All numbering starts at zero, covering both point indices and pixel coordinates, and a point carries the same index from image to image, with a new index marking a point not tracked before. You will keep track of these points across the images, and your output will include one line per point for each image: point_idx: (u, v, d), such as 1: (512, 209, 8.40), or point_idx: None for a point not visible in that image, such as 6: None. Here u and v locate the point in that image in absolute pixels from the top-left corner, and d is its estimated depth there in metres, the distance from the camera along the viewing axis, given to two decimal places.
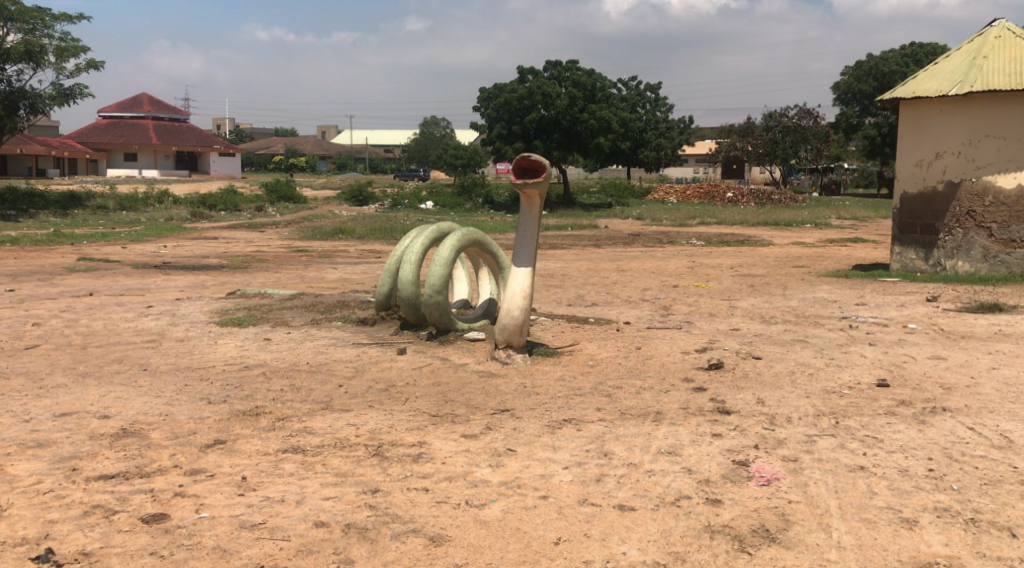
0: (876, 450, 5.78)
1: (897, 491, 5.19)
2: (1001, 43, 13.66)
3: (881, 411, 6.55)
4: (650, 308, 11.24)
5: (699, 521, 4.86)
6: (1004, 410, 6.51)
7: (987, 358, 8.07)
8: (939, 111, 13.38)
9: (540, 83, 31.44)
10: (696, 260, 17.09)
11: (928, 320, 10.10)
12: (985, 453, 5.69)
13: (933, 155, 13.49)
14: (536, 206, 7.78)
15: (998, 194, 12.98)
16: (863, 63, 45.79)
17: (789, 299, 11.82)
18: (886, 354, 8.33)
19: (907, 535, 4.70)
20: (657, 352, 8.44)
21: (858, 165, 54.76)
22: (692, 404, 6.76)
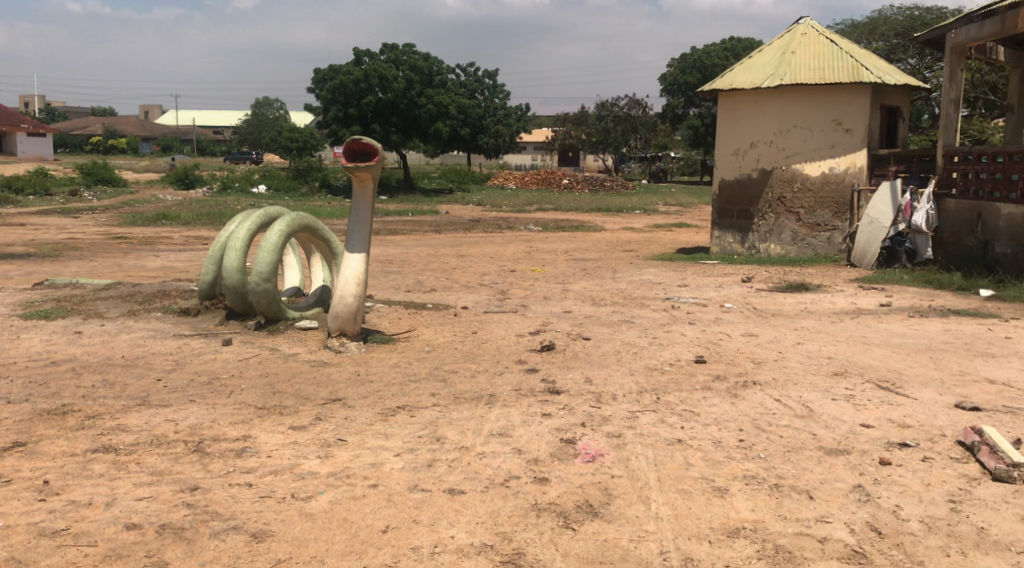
0: (693, 424, 6.06)
1: (711, 461, 5.46)
2: (807, 39, 14.56)
3: (699, 386, 6.88)
4: (487, 292, 11.35)
5: (526, 500, 4.95)
6: (807, 381, 6.98)
7: (793, 333, 8.63)
8: (753, 103, 14.20)
9: (376, 66, 31.00)
10: (532, 245, 17.37)
11: (744, 299, 10.67)
12: (789, 422, 6.07)
13: (748, 144, 14.36)
14: (369, 189, 7.66)
15: (805, 181, 13.84)
16: (688, 56, 47.88)
17: (619, 282, 12.19)
18: (704, 332, 8.74)
19: (719, 503, 4.94)
20: (492, 335, 8.53)
21: (684, 153, 57.16)
22: (524, 386, 6.87)
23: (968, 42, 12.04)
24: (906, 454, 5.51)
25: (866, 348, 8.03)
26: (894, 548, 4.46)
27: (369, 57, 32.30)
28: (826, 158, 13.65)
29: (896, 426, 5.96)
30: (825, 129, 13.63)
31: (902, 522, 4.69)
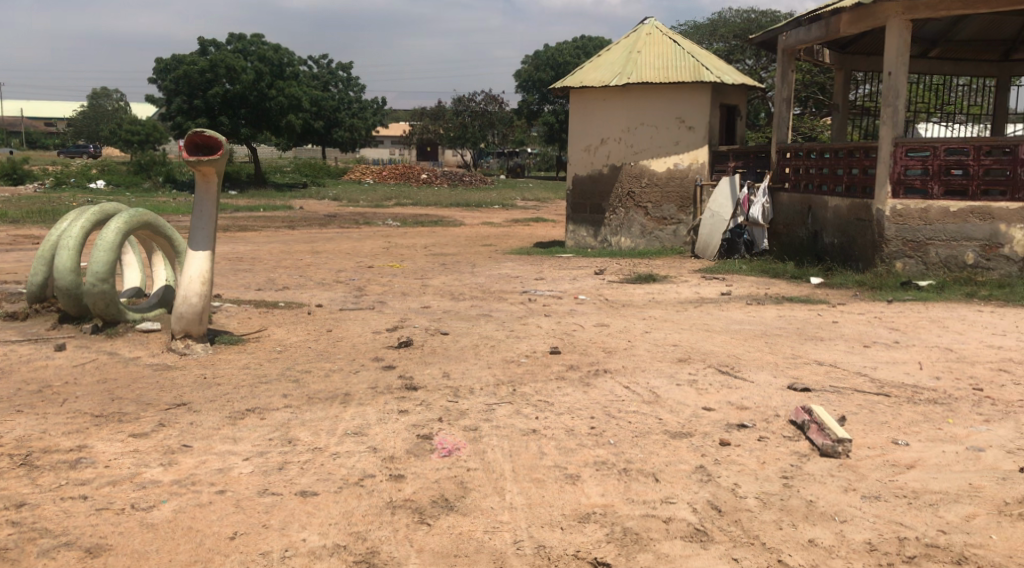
0: (547, 414, 6.17)
1: (564, 449, 5.58)
2: (652, 39, 15.05)
3: (553, 377, 7.02)
4: (343, 289, 11.20)
5: (381, 498, 4.93)
6: (655, 368, 7.24)
7: (643, 323, 8.93)
8: (603, 100, 14.56)
9: (223, 56, 29.94)
10: (390, 240, 17.25)
11: (596, 291, 10.94)
12: (638, 408, 6.28)
13: (598, 141, 14.73)
14: (213, 184, 7.41)
15: (652, 176, 14.32)
16: (542, 53, 48.67)
17: (476, 276, 12.27)
18: (559, 324, 8.91)
19: (571, 490, 5.06)
20: (347, 333, 8.43)
21: (539, 149, 58.03)
22: (379, 383, 6.83)
23: (798, 45, 12.75)
24: (743, 434, 5.80)
25: (709, 335, 8.39)
26: (732, 524, 4.67)
27: (215, 47, 31.23)
28: (671, 154, 14.16)
29: (735, 408, 6.27)
30: (670, 126, 14.14)
31: (740, 499, 4.93)
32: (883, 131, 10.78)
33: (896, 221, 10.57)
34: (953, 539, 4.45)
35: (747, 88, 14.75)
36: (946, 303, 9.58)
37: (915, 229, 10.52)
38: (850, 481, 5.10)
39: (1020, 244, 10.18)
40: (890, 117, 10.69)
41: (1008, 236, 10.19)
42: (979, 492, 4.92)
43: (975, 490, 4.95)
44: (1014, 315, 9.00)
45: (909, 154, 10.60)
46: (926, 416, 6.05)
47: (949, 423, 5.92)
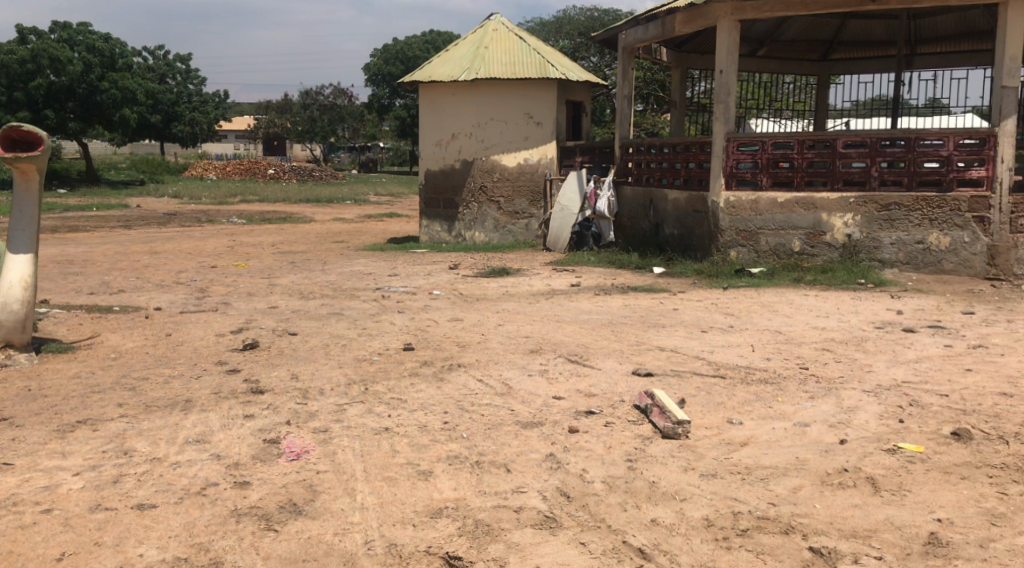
0: (399, 411, 6.17)
1: (416, 446, 5.60)
2: (498, 35, 15.22)
3: (405, 373, 7.02)
4: (184, 291, 10.79)
5: (225, 507, 4.81)
6: (507, 360, 7.35)
7: (495, 316, 9.04)
8: (452, 95, 14.63)
9: (46, 45, 28.27)
10: (235, 239, 16.74)
11: (449, 286, 10.97)
12: (490, 401, 6.36)
13: (449, 136, 14.78)
14: (33, 182, 6.98)
15: (503, 171, 14.51)
16: (391, 47, 48.35)
17: (326, 274, 12.08)
18: (412, 320, 8.90)
19: (423, 486, 5.08)
20: (189, 337, 8.14)
21: (391, 144, 57.56)
22: (224, 388, 6.64)
23: (637, 43, 13.19)
24: (591, 421, 5.98)
25: (559, 326, 8.57)
26: (580, 510, 4.80)
27: (36, 35, 29.43)
28: (521, 149, 14.40)
29: (582, 396, 6.45)
30: (519, 122, 14.37)
31: (588, 485, 5.07)
32: (717, 127, 11.41)
33: (729, 212, 11.17)
34: (782, 511, 4.73)
35: (590, 84, 15.14)
36: (777, 288, 10.14)
37: (746, 219, 11.12)
38: (689, 460, 5.35)
39: (839, 232, 10.74)
40: (722, 113, 11.31)
41: (829, 224, 10.76)
42: (804, 465, 5.26)
43: (802, 463, 5.29)
44: (837, 297, 9.63)
45: (741, 148, 11.28)
46: (758, 395, 6.41)
47: (779, 401, 6.29)
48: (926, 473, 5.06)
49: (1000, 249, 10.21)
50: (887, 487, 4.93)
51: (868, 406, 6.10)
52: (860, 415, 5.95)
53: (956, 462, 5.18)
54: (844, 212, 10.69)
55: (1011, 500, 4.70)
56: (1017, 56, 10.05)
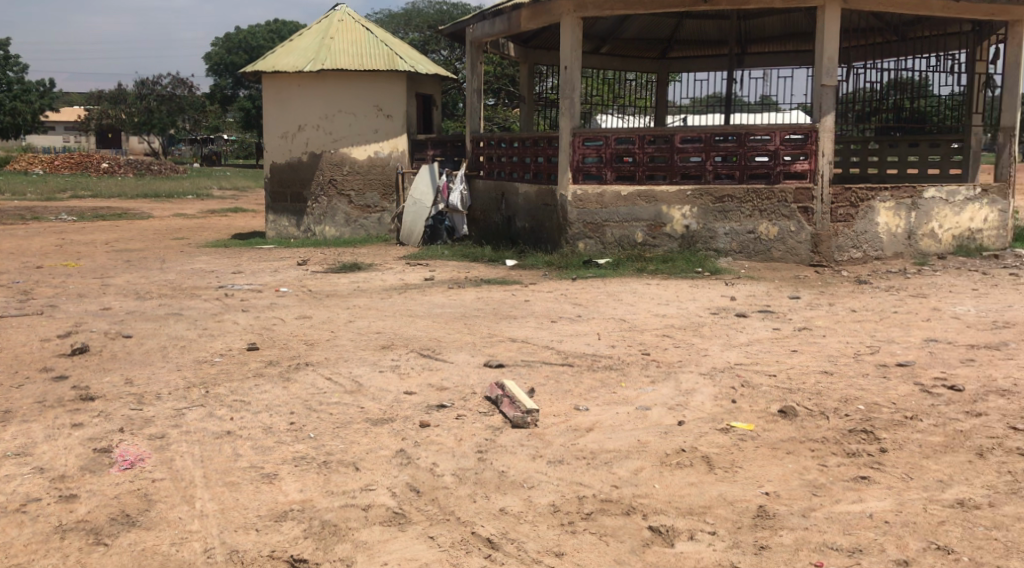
0: (242, 413, 6.01)
1: (260, 448, 5.47)
2: (343, 25, 15.00)
3: (249, 374, 6.84)
4: (6, 294, 10.13)
5: (49, 523, 4.57)
6: (356, 357, 7.28)
7: (344, 313, 8.93)
8: (298, 86, 14.31)
9: None
10: (64, 237, 15.84)
11: (298, 283, 10.75)
12: (338, 399, 6.29)
13: (296, 128, 14.45)
14: None
15: (353, 164, 14.33)
16: (233, 36, 46.88)
17: (165, 273, 11.62)
18: (257, 319, 8.68)
19: (267, 489, 4.97)
20: (11, 343, 7.65)
21: (236, 137, 55.80)
22: (50, 396, 6.29)
23: (484, 37, 13.26)
24: (441, 414, 6.01)
25: (410, 320, 8.56)
26: (428, 504, 4.82)
27: None
28: (370, 142, 14.27)
29: (433, 390, 6.47)
30: (367, 114, 14.22)
31: (436, 479, 5.09)
32: (563, 122, 11.63)
33: (576, 205, 11.44)
34: (624, 493, 4.90)
35: (439, 78, 15.14)
36: (622, 278, 10.46)
37: (593, 212, 11.41)
38: (537, 448, 5.46)
39: (678, 224, 11.19)
40: (567, 109, 11.53)
41: (668, 216, 11.19)
42: (645, 447, 5.46)
43: (643, 445, 5.49)
44: (678, 285, 10.03)
45: (586, 143, 11.54)
46: (603, 382, 6.61)
47: (623, 387, 6.50)
48: (755, 450, 5.36)
49: (822, 236, 10.89)
50: (720, 464, 5.19)
51: (705, 388, 6.40)
52: (697, 397, 6.23)
53: (782, 438, 5.50)
54: (682, 205, 11.15)
55: (830, 471, 5.04)
56: (835, 57, 10.72)
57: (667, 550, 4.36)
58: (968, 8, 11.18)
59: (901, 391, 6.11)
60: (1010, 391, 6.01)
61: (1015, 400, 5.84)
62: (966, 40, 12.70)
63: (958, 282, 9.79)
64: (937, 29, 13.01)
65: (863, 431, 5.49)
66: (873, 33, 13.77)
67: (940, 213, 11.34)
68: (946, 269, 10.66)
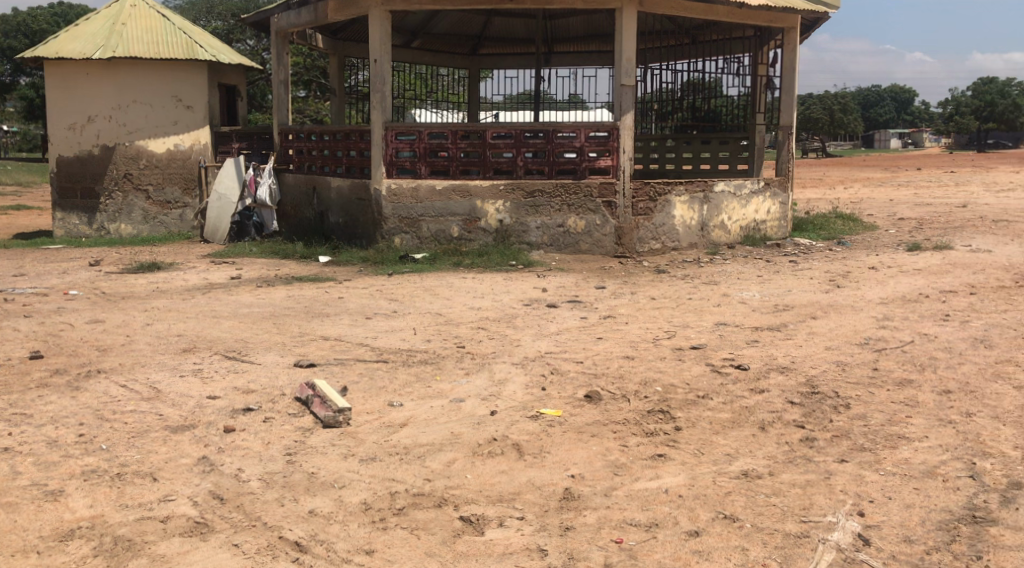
0: (24, 428, 5.59)
1: (44, 464, 5.11)
2: (136, 11, 14.21)
3: (32, 385, 6.36)
4: None
5: None
6: (154, 362, 6.93)
7: (142, 315, 8.46)
8: (86, 74, 13.44)
9: None
10: None
11: (90, 285, 10.09)
12: (134, 407, 5.96)
13: (85, 119, 13.54)
14: None
15: (151, 157, 13.65)
16: (11, 19, 43.37)
17: None
18: (42, 325, 8.07)
19: (51, 507, 4.65)
20: None
21: (18, 129, 51.68)
22: None
23: (289, 28, 12.93)
24: (248, 418, 5.82)
25: (214, 321, 8.23)
26: (233, 510, 4.66)
27: None
28: (170, 134, 13.65)
29: (240, 393, 6.25)
30: (165, 105, 13.60)
31: (241, 484, 4.93)
32: (374, 115, 11.50)
33: (391, 200, 11.37)
34: (436, 485, 4.93)
35: (243, 68, 14.65)
36: (438, 273, 10.50)
37: (408, 206, 11.37)
38: (349, 447, 5.40)
39: (492, 218, 11.35)
40: (379, 102, 11.41)
41: (482, 210, 11.32)
42: (458, 439, 5.51)
43: (455, 437, 5.54)
44: (491, 278, 10.18)
45: (399, 137, 11.49)
46: (417, 376, 6.62)
47: (436, 380, 6.54)
48: (562, 434, 5.52)
49: (625, 229, 11.35)
50: (529, 450, 5.31)
51: (515, 378, 6.54)
52: (508, 387, 6.35)
53: (588, 421, 5.70)
54: (494, 199, 11.31)
55: (631, 451, 5.27)
56: (633, 57, 11.16)
57: (478, 539, 4.42)
58: (750, 14, 11.96)
59: (694, 371, 6.49)
60: (790, 367, 6.51)
61: (793, 375, 6.33)
62: (749, 44, 13.60)
63: (746, 270, 10.48)
64: (724, 33, 13.85)
65: (660, 411, 5.79)
66: (667, 35, 14.48)
67: (729, 206, 12.09)
68: (735, 258, 11.38)
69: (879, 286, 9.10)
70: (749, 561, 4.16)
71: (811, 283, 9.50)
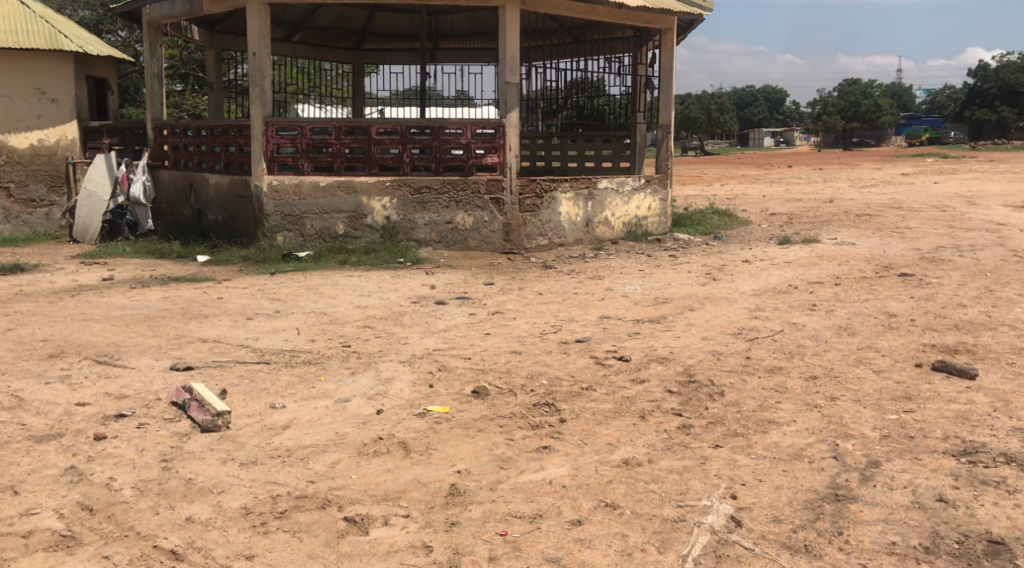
0: None
1: None
2: None
3: None
4: None
5: None
6: (17, 369, 6.58)
7: (4, 320, 8.02)
8: None
9: None
10: None
11: None
12: None
13: None
14: None
15: (12, 153, 12.95)
16: None
17: None
18: None
19: None
20: None
21: None
22: None
23: (162, 19, 12.48)
24: (120, 424, 5.60)
25: (84, 325, 7.88)
26: (103, 521, 4.48)
27: None
28: (33, 129, 13.03)
29: (111, 399, 6.00)
30: (27, 98, 12.94)
31: (112, 494, 4.74)
32: (253, 110, 11.22)
33: (273, 196, 11.13)
34: (319, 486, 4.85)
35: (111, 59, 14.05)
36: (322, 271, 10.34)
37: (291, 203, 11.17)
38: (229, 451, 5.26)
39: (379, 215, 11.24)
40: (259, 97, 11.16)
41: (368, 207, 11.20)
42: (342, 439, 5.44)
43: (340, 437, 5.47)
44: (378, 276, 10.08)
45: (280, 132, 11.24)
46: (301, 377, 6.50)
47: (321, 381, 6.43)
48: (449, 431, 5.52)
49: (513, 225, 11.42)
50: (415, 448, 5.29)
51: (402, 376, 6.49)
52: (395, 385, 6.30)
53: (474, 417, 5.71)
54: (381, 196, 11.20)
55: (517, 444, 5.31)
56: (517, 55, 11.21)
57: (362, 538, 4.38)
58: (629, 14, 12.21)
59: (579, 364, 6.59)
60: (669, 358, 6.69)
61: (672, 365, 6.50)
62: (630, 44, 13.88)
63: (628, 264, 10.71)
64: (605, 33, 14.10)
65: (546, 404, 5.85)
66: (550, 34, 14.64)
67: (612, 202, 12.32)
68: (618, 253, 11.62)
69: (752, 279, 9.44)
70: (629, 547, 4.26)
71: (689, 276, 9.78)
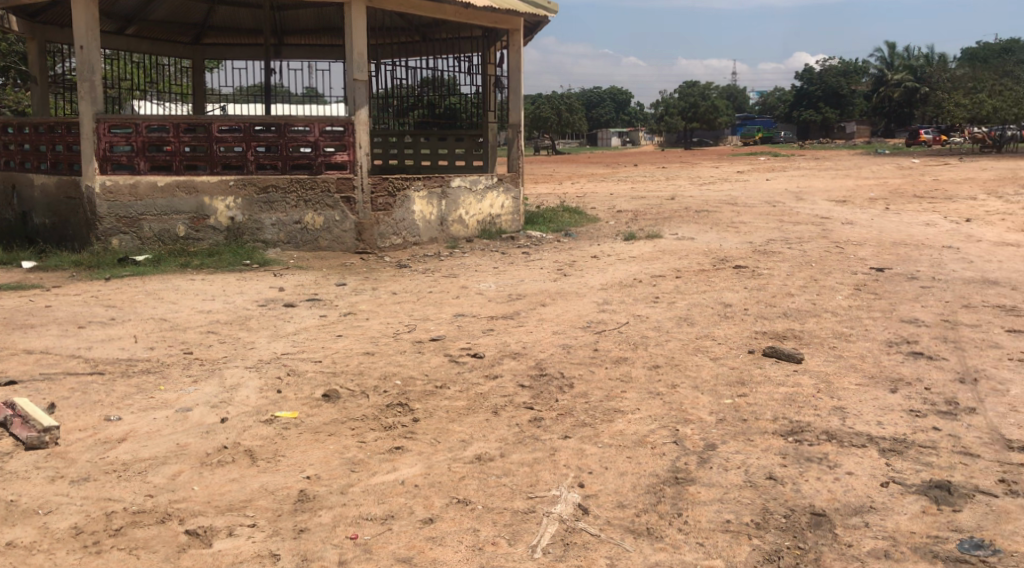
0: None
1: None
2: None
3: None
4: None
5: None
6: None
7: None
8: None
9: None
10: None
11: None
12: None
13: None
14: None
15: None
16: None
17: None
18: None
19: None
20: None
21: None
22: None
23: None
24: None
25: None
26: None
27: None
28: None
29: None
30: None
31: None
32: (82, 107, 10.54)
33: (106, 197, 10.42)
34: (159, 501, 4.63)
35: None
36: (163, 275, 9.89)
37: (126, 204, 10.52)
38: (57, 469, 4.95)
39: (223, 215, 10.87)
40: (88, 93, 10.51)
41: (211, 208, 10.80)
42: (184, 450, 5.22)
43: (182, 449, 5.24)
44: (224, 279, 9.74)
45: (113, 130, 10.58)
46: (139, 387, 6.19)
47: (161, 390, 6.15)
48: (299, 436, 5.39)
49: (365, 225, 11.30)
50: (262, 455, 5.13)
51: (249, 382, 6.29)
52: (241, 392, 6.10)
53: (325, 421, 5.59)
54: (224, 195, 10.83)
55: (368, 446, 5.24)
56: (365, 52, 11.06)
57: (205, 551, 4.21)
58: (475, 14, 12.26)
59: (432, 363, 6.56)
60: (520, 352, 6.76)
61: (524, 360, 6.58)
62: (477, 43, 13.94)
63: (481, 262, 10.78)
64: (453, 32, 14.10)
65: (398, 404, 5.80)
66: (398, 31, 14.52)
67: (465, 201, 12.34)
68: (472, 250, 11.68)
69: (599, 273, 9.68)
70: (480, 541, 4.27)
71: (540, 272, 9.93)
